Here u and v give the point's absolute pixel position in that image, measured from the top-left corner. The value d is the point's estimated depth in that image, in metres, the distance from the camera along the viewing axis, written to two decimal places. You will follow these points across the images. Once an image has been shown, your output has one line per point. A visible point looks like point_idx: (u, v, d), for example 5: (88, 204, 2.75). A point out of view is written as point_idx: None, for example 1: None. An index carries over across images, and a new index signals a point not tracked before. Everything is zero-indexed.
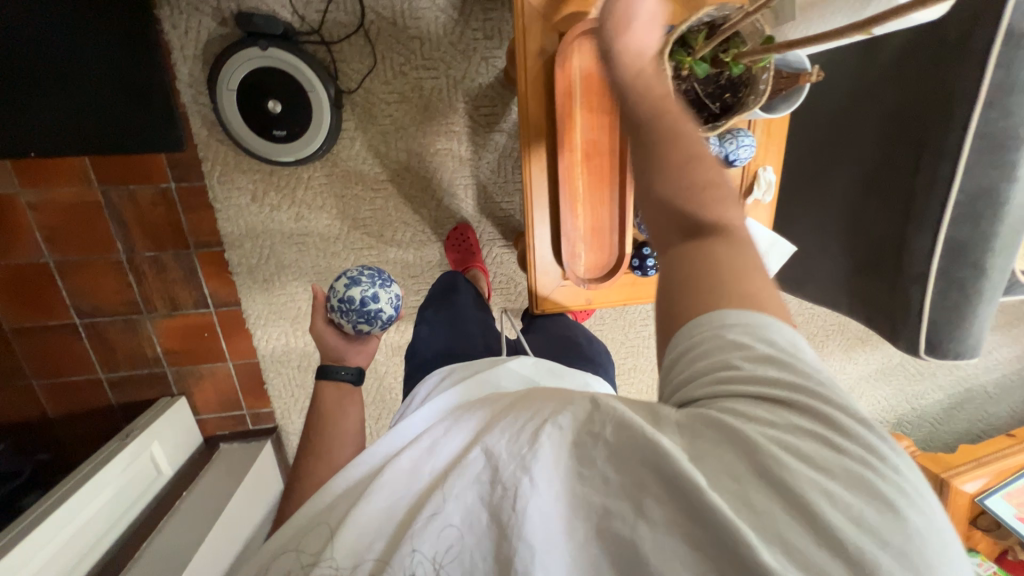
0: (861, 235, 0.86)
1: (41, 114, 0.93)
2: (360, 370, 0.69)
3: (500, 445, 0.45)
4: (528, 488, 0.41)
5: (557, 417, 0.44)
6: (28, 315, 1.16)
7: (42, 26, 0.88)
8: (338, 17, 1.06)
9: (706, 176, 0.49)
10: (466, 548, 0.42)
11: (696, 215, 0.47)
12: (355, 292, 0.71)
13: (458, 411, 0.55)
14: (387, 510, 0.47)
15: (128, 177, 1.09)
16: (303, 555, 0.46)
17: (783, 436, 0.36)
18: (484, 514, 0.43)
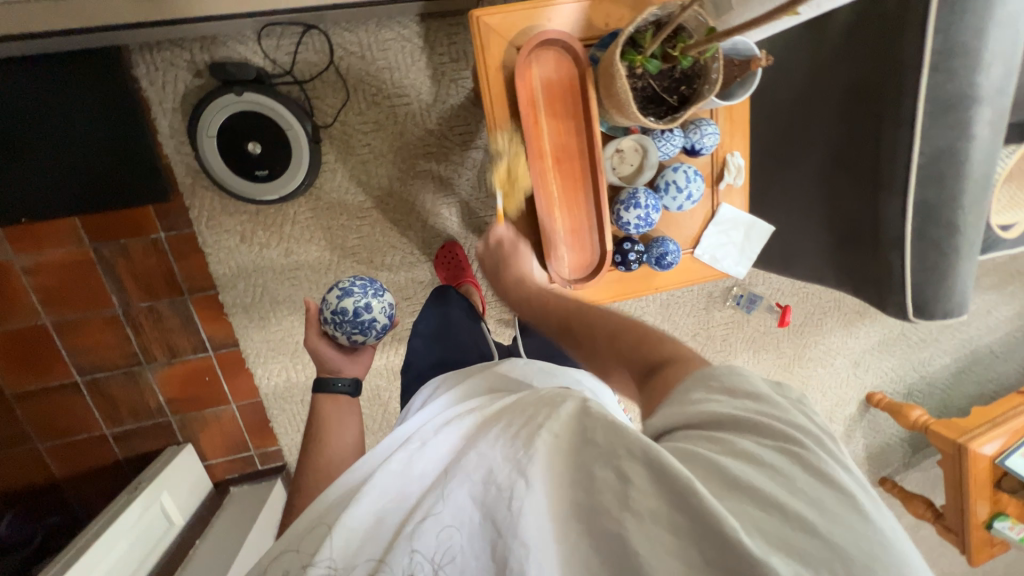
0: (835, 208, 0.87)
1: (37, 183, 1.01)
2: (357, 382, 0.71)
3: (494, 449, 0.46)
4: (522, 489, 0.42)
5: (550, 423, 0.46)
6: (29, 379, 1.16)
7: (32, 101, 0.96)
8: (308, 57, 1.10)
9: (635, 336, 0.56)
10: (460, 551, 0.43)
11: (650, 357, 0.53)
12: (347, 303, 0.72)
13: (453, 417, 0.56)
14: (382, 515, 0.48)
15: (118, 231, 1.11)
16: (301, 555, 0.46)
17: (750, 448, 0.40)
18: (476, 513, 0.43)
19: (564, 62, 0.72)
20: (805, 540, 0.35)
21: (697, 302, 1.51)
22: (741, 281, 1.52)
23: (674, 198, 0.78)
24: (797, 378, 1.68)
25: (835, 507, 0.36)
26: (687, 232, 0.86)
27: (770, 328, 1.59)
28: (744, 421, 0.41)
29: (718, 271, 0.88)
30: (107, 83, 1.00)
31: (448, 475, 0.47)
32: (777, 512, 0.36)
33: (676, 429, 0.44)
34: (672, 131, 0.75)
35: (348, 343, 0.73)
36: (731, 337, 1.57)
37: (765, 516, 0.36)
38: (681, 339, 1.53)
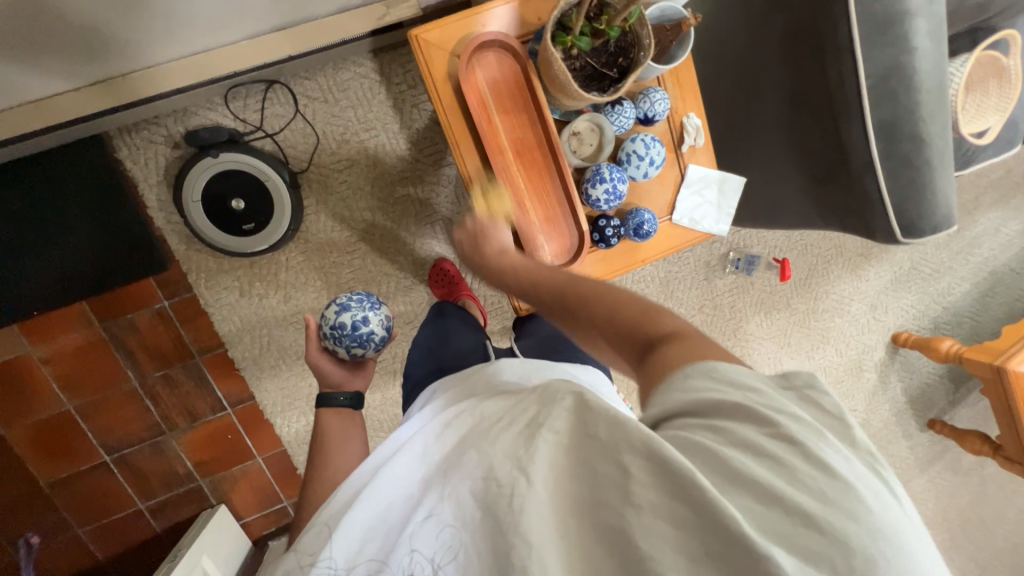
0: (803, 147, 0.88)
1: (49, 272, 1.07)
2: (358, 394, 0.74)
3: (496, 449, 0.46)
4: (523, 489, 0.41)
5: (551, 424, 0.45)
6: (61, 466, 1.19)
7: (34, 199, 1.03)
8: (274, 110, 1.15)
9: (632, 312, 0.53)
10: (460, 548, 0.44)
11: (647, 336, 0.51)
12: (344, 317, 0.75)
13: (447, 427, 0.57)
14: (385, 513, 0.51)
15: (124, 307, 1.16)
16: (301, 554, 0.51)
17: (756, 438, 0.39)
18: (477, 510, 0.44)
19: (505, 60, 0.75)
20: (797, 524, 0.35)
21: (697, 274, 1.50)
22: (736, 246, 1.51)
23: (637, 167, 0.80)
24: (815, 332, 1.64)
25: (833, 494, 0.36)
26: (662, 199, 0.87)
27: (776, 287, 1.57)
28: (737, 407, 0.41)
29: (700, 233, 0.89)
30: (97, 170, 1.07)
31: (451, 474, 0.48)
32: (777, 502, 0.36)
33: (675, 413, 0.43)
34: (622, 105, 0.78)
35: (348, 357, 0.76)
36: (738, 303, 1.55)
37: (764, 507, 0.36)
38: (689, 314, 1.52)
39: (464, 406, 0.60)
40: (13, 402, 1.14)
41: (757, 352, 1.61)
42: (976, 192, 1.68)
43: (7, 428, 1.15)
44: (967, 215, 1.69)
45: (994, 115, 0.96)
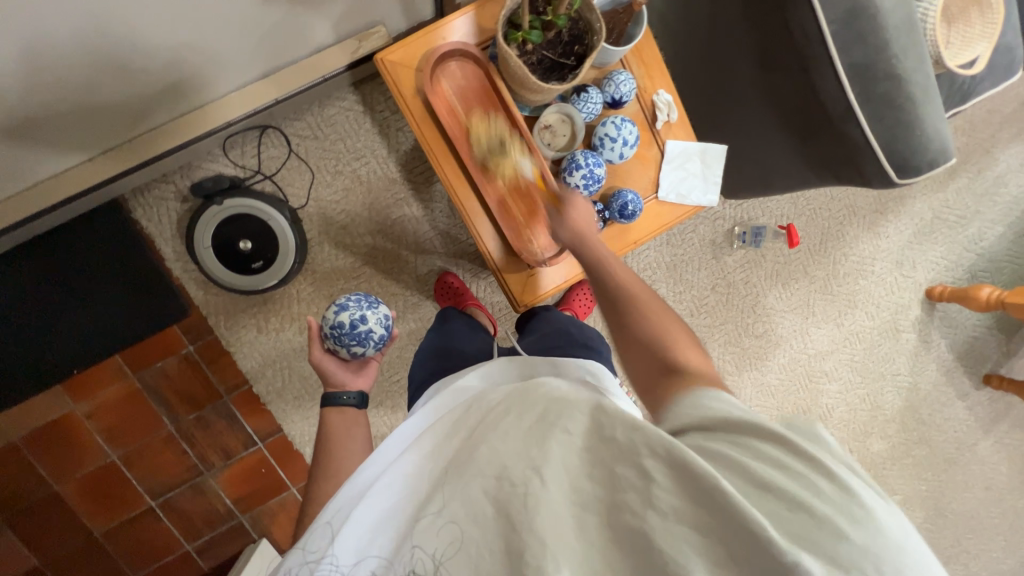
0: (783, 105, 0.88)
1: (85, 330, 1.16)
2: (362, 393, 0.78)
3: (507, 449, 0.47)
4: (537, 487, 0.42)
5: (564, 424, 0.46)
6: (111, 515, 1.25)
7: (68, 265, 1.14)
8: (270, 152, 1.22)
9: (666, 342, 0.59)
10: (465, 549, 0.43)
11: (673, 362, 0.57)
12: (344, 316, 0.83)
13: (452, 428, 0.58)
14: (389, 515, 0.51)
15: (153, 356, 1.22)
16: (306, 552, 0.53)
17: (772, 453, 0.40)
18: (486, 511, 0.43)
19: (470, 67, 0.78)
20: (819, 533, 0.35)
21: (704, 253, 1.47)
22: (741, 219, 1.48)
23: (612, 149, 0.80)
24: (840, 297, 1.58)
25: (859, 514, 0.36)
26: (644, 178, 0.87)
27: (789, 256, 1.52)
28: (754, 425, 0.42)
29: (690, 207, 0.89)
30: (117, 231, 1.15)
31: (457, 474, 0.48)
32: (803, 512, 0.36)
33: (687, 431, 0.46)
34: (588, 92, 0.79)
35: (350, 356, 0.82)
36: (753, 278, 1.51)
37: (789, 514, 0.36)
38: (703, 294, 1.49)
39: (467, 407, 0.60)
40: (64, 458, 1.22)
41: (781, 325, 1.56)
42: (991, 129, 1.60)
43: (60, 483, 1.22)
44: (986, 154, 1.60)
45: (982, 42, 0.92)
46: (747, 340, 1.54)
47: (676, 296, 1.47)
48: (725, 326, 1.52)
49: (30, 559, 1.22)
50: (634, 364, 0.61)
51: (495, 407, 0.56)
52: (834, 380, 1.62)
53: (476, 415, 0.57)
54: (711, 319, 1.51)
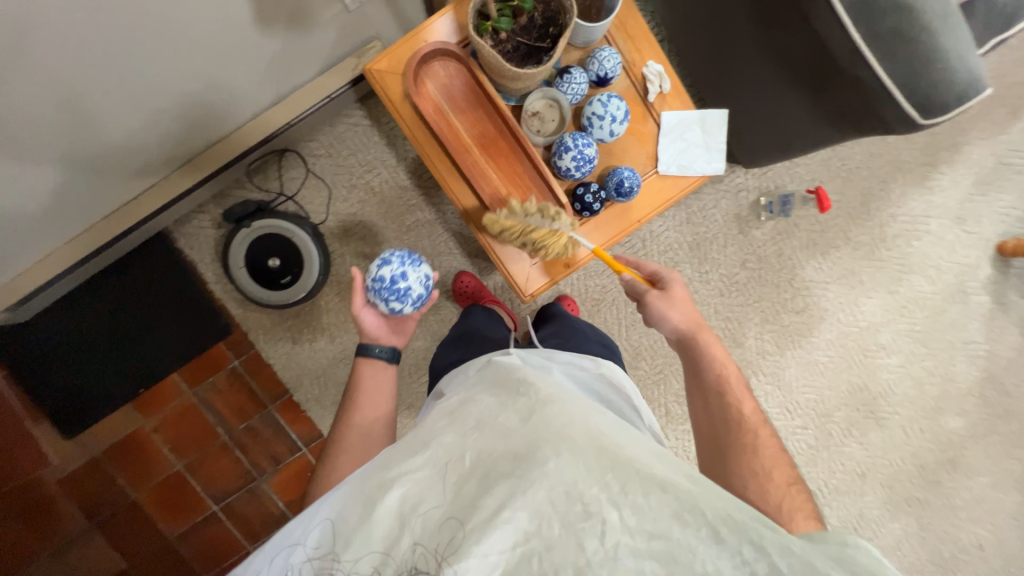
0: (784, 56, 0.84)
1: (147, 351, 1.30)
2: (394, 350, 0.90)
3: (583, 475, 0.52)
4: (614, 518, 0.48)
5: (646, 467, 0.54)
6: (182, 519, 1.37)
7: (127, 294, 1.27)
8: (290, 174, 1.30)
9: (765, 460, 0.69)
10: (524, 552, 0.47)
11: (762, 474, 0.67)
12: (385, 271, 0.87)
13: (484, 421, 0.61)
14: (404, 511, 0.53)
15: (205, 373, 1.33)
16: (308, 548, 0.56)
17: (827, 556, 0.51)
18: (554, 526, 0.48)
19: (453, 65, 0.79)
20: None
21: (729, 229, 1.40)
22: (767, 189, 1.39)
23: (601, 128, 0.79)
24: (891, 263, 1.44)
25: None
26: (641, 155, 0.84)
27: (825, 223, 1.41)
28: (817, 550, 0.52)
29: (695, 177, 0.85)
30: (166, 259, 1.28)
31: (517, 474, 0.52)
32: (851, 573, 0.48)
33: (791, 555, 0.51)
34: (571, 73, 0.78)
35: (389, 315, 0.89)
36: (786, 250, 1.41)
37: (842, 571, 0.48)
38: (732, 272, 1.41)
39: (505, 398, 0.64)
40: (139, 468, 1.35)
41: (825, 299, 1.45)
42: None
43: (137, 492, 1.36)
44: None
45: None
46: (787, 316, 1.45)
47: (702, 276, 1.40)
48: (760, 304, 1.43)
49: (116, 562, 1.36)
50: (722, 457, 0.71)
51: (546, 408, 0.61)
52: (894, 353, 1.48)
53: (522, 413, 0.60)
54: (744, 297, 1.42)
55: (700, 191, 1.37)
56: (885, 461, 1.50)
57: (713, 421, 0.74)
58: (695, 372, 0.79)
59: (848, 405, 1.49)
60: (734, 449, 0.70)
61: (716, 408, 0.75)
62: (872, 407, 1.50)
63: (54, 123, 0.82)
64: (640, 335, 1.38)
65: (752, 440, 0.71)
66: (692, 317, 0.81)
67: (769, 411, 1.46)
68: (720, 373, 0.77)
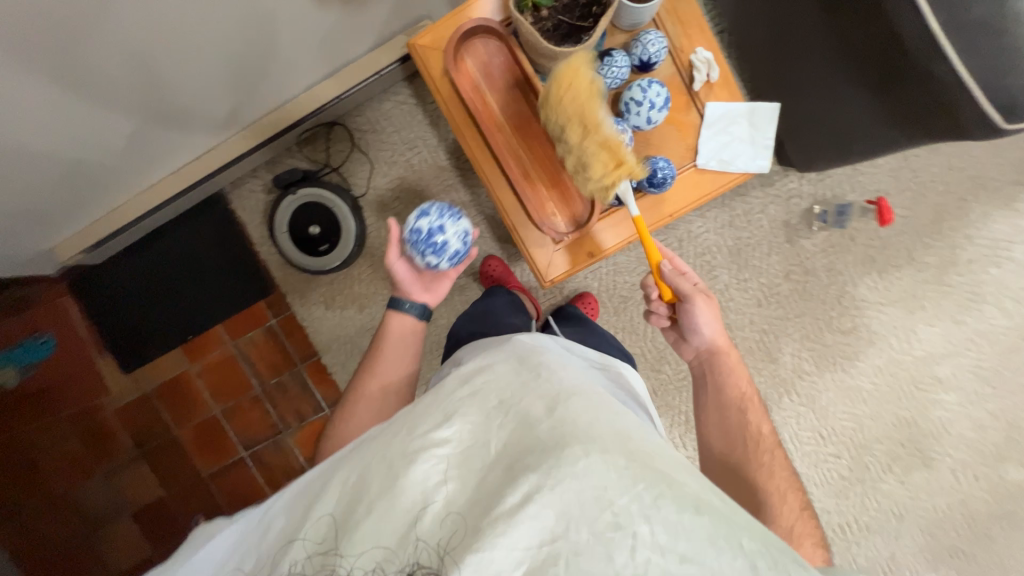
0: (852, 49, 0.79)
1: (197, 301, 1.41)
2: (424, 308, 0.92)
3: (614, 482, 0.52)
4: (642, 530, 0.49)
5: (671, 481, 0.54)
6: (215, 460, 1.49)
7: (185, 248, 1.39)
8: (336, 147, 1.35)
9: (779, 484, 0.69)
10: (550, 552, 0.49)
11: (777, 499, 0.67)
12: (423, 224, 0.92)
13: (510, 403, 0.61)
14: (423, 499, 0.55)
15: (245, 328, 1.43)
16: (309, 542, 0.58)
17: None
18: (581, 531, 0.49)
19: (494, 44, 0.79)
20: None
21: (775, 236, 1.31)
22: (822, 196, 1.29)
23: (638, 114, 0.76)
24: (961, 290, 1.31)
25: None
26: (680, 147, 0.81)
27: (887, 238, 1.29)
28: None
29: (737, 173, 0.81)
30: (221, 219, 1.38)
31: (546, 471, 0.52)
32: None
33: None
34: (613, 56, 0.75)
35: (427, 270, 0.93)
36: (838, 265, 1.31)
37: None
38: (774, 282, 1.33)
39: (528, 381, 0.64)
40: (182, 408, 1.48)
41: (877, 321, 1.33)
42: None
43: (179, 428, 1.49)
44: None
45: None
46: (830, 336, 1.34)
47: (740, 284, 1.33)
48: (801, 319, 1.34)
49: (157, 490, 1.50)
50: (738, 476, 0.69)
51: (571, 400, 0.61)
52: (952, 389, 1.35)
53: (548, 400, 0.60)
54: (784, 310, 1.34)
55: (747, 193, 1.30)
56: (929, 506, 1.37)
57: (734, 439, 0.71)
58: (720, 386, 0.75)
59: (891, 439, 1.38)
60: (753, 470, 0.69)
61: (738, 426, 0.72)
62: (920, 445, 1.37)
63: (131, 83, 0.90)
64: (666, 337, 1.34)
65: (769, 463, 0.70)
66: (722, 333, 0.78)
67: (799, 435, 1.37)
68: (745, 391, 0.75)
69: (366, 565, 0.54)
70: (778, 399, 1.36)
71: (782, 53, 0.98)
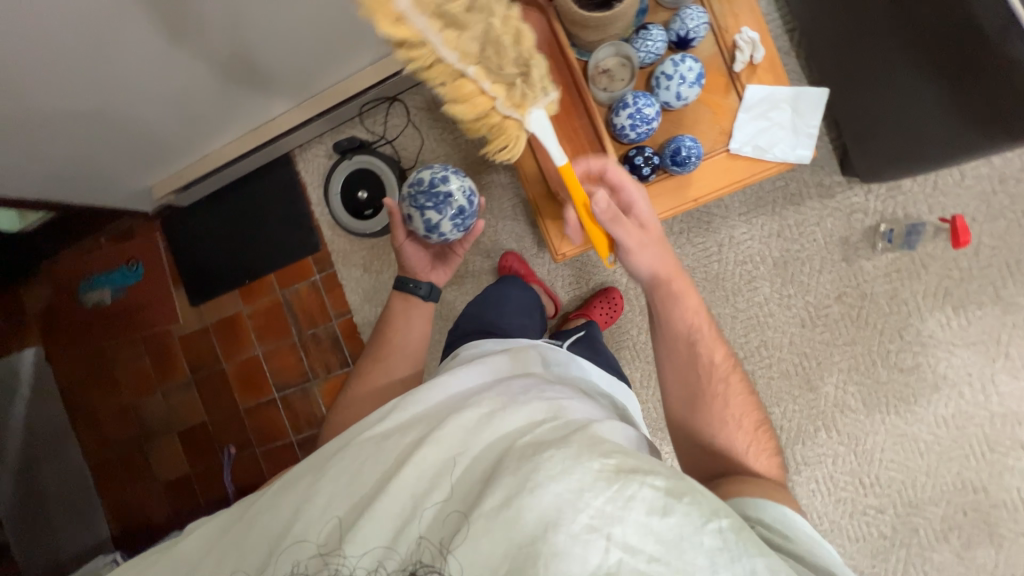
0: (925, 37, 0.74)
1: (257, 249, 1.57)
2: (429, 288, 0.97)
3: (590, 483, 0.50)
4: (618, 531, 0.48)
5: (650, 479, 0.50)
6: (251, 397, 1.63)
7: (254, 200, 1.56)
8: (393, 121, 1.45)
9: (734, 410, 0.68)
10: (531, 555, 0.48)
11: (731, 434, 0.66)
12: (429, 178, 1.00)
13: (493, 415, 0.62)
14: (414, 499, 0.56)
15: (293, 280, 1.57)
16: (309, 543, 0.57)
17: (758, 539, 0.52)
18: (559, 533, 0.48)
19: (534, 17, 0.80)
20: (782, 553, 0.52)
21: (830, 253, 1.19)
22: (891, 214, 1.16)
23: (668, 88, 0.74)
24: None
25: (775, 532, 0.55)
26: (713, 130, 0.78)
27: (967, 269, 1.13)
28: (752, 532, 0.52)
29: (773, 162, 0.77)
30: (286, 178, 1.53)
31: (524, 479, 0.51)
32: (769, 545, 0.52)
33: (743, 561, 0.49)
34: (649, 30, 0.75)
35: (426, 230, 0.97)
36: (903, 292, 1.17)
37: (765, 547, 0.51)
38: (823, 303, 1.21)
39: (512, 400, 0.64)
40: (231, 344, 1.64)
41: (945, 364, 1.17)
42: None
43: (226, 362, 1.65)
44: None
45: None
46: (885, 372, 1.20)
47: (783, 300, 1.22)
48: (851, 347, 1.21)
49: (202, 414, 1.68)
50: (692, 420, 0.69)
51: (553, 421, 0.61)
52: None
53: (535, 419, 0.61)
54: (831, 336, 1.21)
55: (802, 202, 1.19)
56: None
57: (684, 381, 0.70)
58: (665, 324, 0.72)
59: (951, 503, 1.18)
60: (702, 409, 0.68)
61: (685, 366, 0.70)
62: (988, 518, 1.17)
63: (221, 37, 1.03)
64: None
65: (723, 395, 0.68)
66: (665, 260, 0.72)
67: (835, 477, 1.23)
68: (692, 318, 0.72)
69: (366, 567, 0.54)
70: (813, 433, 1.23)
71: (847, 47, 0.91)
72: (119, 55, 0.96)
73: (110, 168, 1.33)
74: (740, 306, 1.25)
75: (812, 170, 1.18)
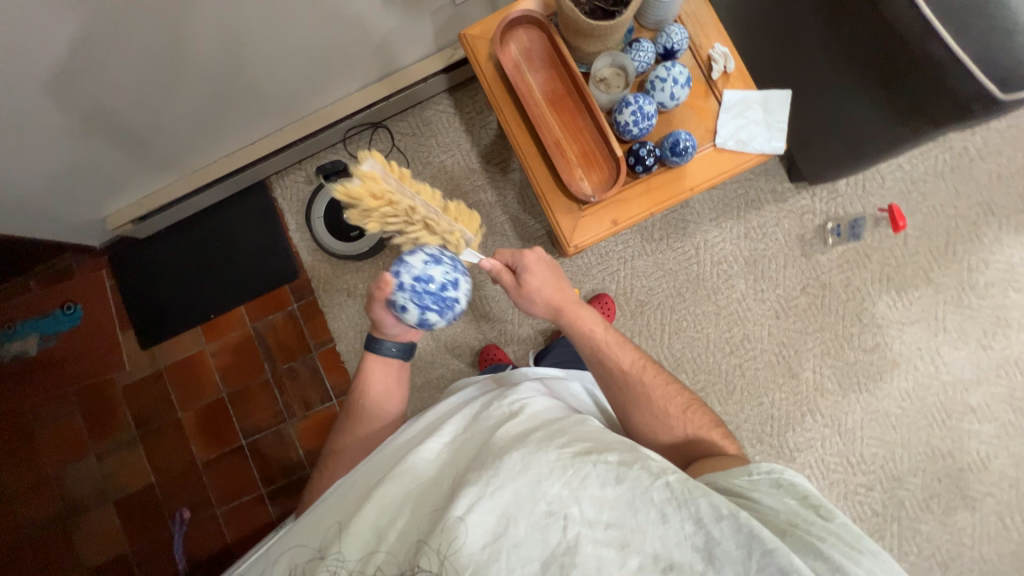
0: (850, 53, 0.90)
1: (227, 280, 1.47)
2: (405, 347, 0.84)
3: (549, 474, 0.54)
4: (575, 510, 0.52)
5: (602, 456, 0.56)
6: (214, 447, 1.45)
7: (224, 230, 1.48)
8: (378, 146, 1.47)
9: (654, 409, 0.75)
10: (494, 551, 0.50)
11: (669, 433, 0.74)
12: (440, 275, 0.71)
13: (453, 441, 0.66)
14: (381, 522, 0.58)
15: (267, 311, 1.47)
16: (304, 549, 0.61)
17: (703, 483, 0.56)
18: (520, 524, 0.51)
19: (535, 32, 0.90)
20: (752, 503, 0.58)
21: (790, 250, 1.34)
22: (835, 214, 1.34)
23: (663, 90, 0.84)
24: (984, 313, 1.30)
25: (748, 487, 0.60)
26: (699, 128, 0.88)
27: (902, 255, 1.32)
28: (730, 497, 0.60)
29: (754, 154, 0.88)
30: (262, 205, 1.48)
31: (485, 479, 0.54)
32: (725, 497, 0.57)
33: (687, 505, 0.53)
34: (640, 43, 0.86)
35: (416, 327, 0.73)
36: (855, 280, 1.33)
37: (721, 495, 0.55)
38: (791, 296, 1.33)
39: (469, 424, 0.68)
40: (191, 388, 1.47)
41: (900, 341, 1.31)
42: None
43: (183, 409, 1.46)
44: None
45: None
46: (852, 354, 1.32)
47: (758, 295, 1.34)
48: (821, 333, 1.32)
49: (149, 476, 1.45)
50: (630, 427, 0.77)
51: (511, 423, 0.64)
52: (987, 419, 1.29)
53: (496, 425, 0.65)
54: (803, 324, 1.33)
55: (762, 208, 1.34)
56: (976, 554, 1.26)
57: (612, 397, 0.78)
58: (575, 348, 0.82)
59: (927, 472, 1.28)
60: (634, 416, 0.76)
61: (609, 381, 0.79)
62: (959, 481, 1.28)
63: (215, 58, 1.02)
64: (683, 344, 1.33)
65: (645, 396, 0.76)
66: (551, 292, 0.81)
67: (826, 460, 1.29)
68: (590, 335, 0.80)
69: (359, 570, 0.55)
70: (801, 419, 1.31)
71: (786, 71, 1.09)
72: (115, 67, 0.93)
73: (65, 195, 1.21)
74: (721, 303, 1.34)
75: (766, 178, 1.35)
